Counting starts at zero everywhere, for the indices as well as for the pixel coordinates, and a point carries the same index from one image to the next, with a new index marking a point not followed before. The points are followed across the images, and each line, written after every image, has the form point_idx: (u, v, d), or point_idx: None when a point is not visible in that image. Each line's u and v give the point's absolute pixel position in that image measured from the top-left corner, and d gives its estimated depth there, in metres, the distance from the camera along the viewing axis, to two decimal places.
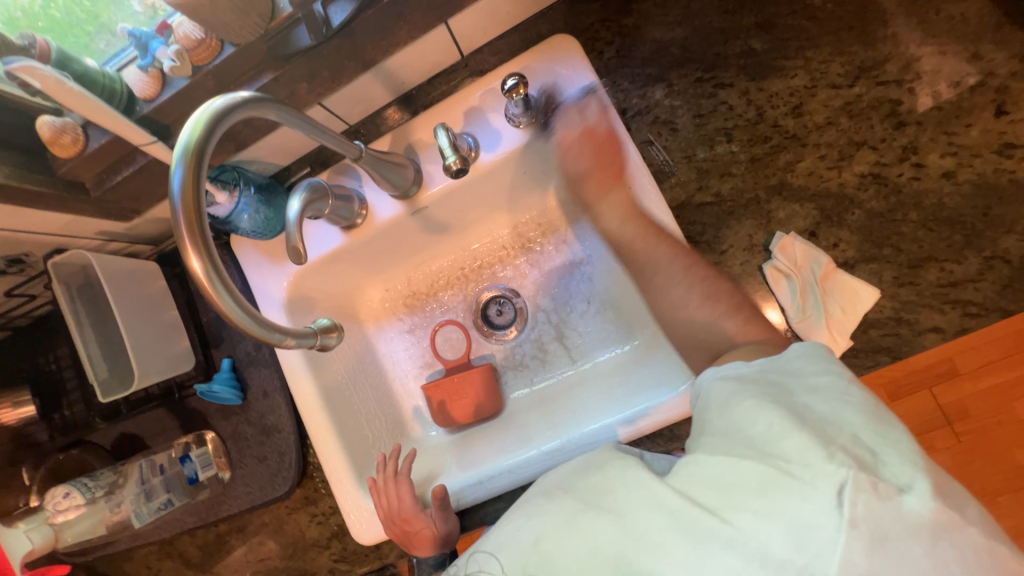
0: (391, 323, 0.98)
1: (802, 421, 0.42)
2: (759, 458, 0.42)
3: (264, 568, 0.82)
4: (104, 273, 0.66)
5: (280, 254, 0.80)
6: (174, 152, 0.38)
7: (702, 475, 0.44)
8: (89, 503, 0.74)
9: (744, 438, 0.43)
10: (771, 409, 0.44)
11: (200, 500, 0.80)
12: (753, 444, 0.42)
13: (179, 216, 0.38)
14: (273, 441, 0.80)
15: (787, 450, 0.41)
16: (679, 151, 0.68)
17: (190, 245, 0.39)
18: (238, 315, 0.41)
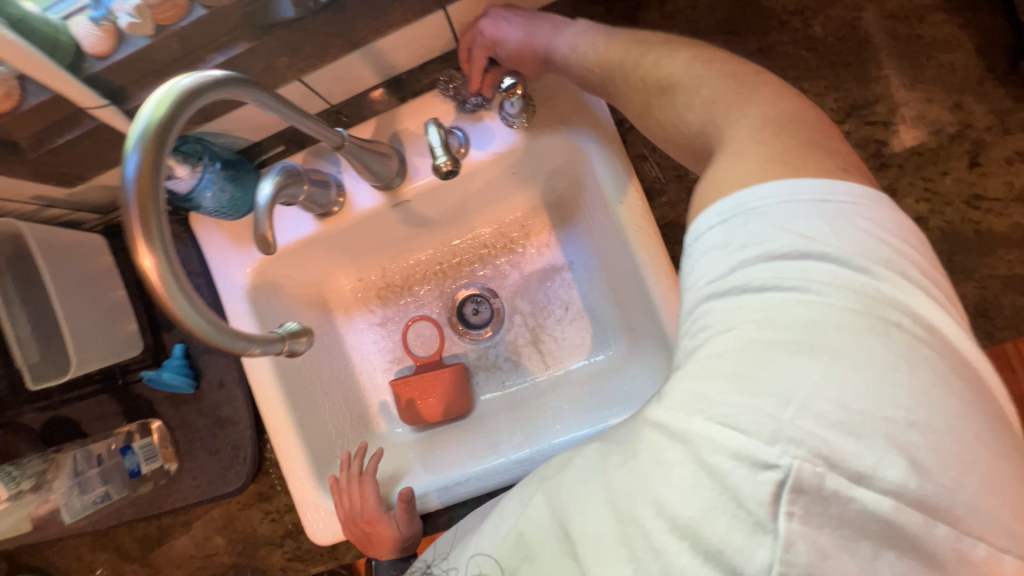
0: (362, 315, 0.95)
1: (782, 369, 0.34)
2: (717, 418, 0.36)
3: (210, 564, 0.78)
4: (36, 244, 0.59)
5: (245, 236, 0.75)
6: (130, 135, 0.34)
7: (659, 444, 0.39)
8: (13, 496, 0.68)
9: (710, 391, 0.37)
10: (752, 346, 0.36)
11: (142, 493, 0.75)
12: (715, 404, 0.36)
13: (132, 207, 0.34)
14: (227, 434, 0.75)
15: (752, 416, 0.35)
16: (672, 169, 0.67)
17: (143, 239, 0.35)
18: (195, 319, 0.37)
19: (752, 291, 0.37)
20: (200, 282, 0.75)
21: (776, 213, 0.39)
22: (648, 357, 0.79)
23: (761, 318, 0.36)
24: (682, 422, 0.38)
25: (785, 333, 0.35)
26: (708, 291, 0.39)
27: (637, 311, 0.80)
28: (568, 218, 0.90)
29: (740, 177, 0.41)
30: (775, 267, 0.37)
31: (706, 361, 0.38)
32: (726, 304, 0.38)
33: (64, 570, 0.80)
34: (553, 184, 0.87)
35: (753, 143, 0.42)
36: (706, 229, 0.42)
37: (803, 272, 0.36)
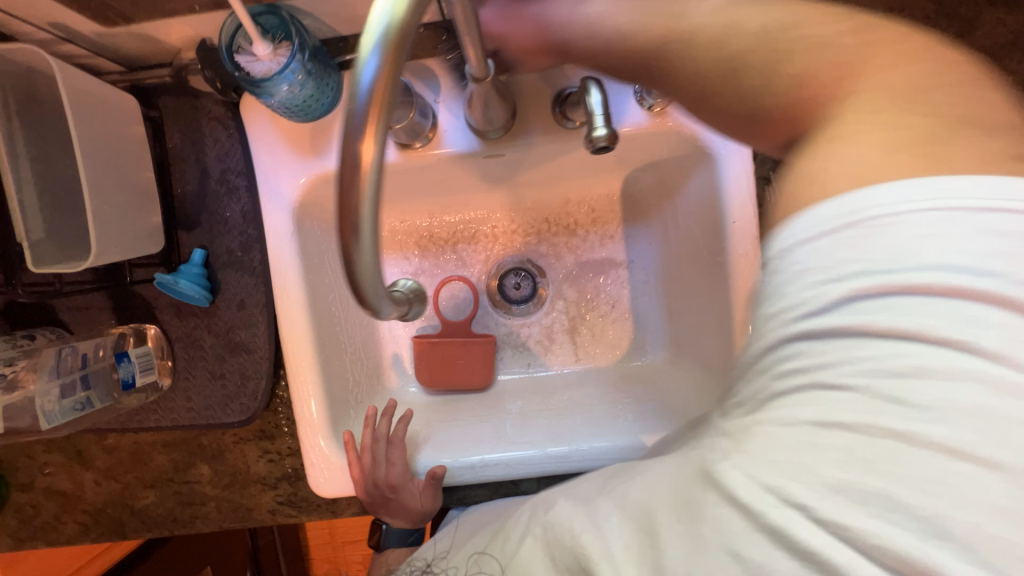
0: (396, 259, 0.87)
1: (878, 450, 0.31)
2: (789, 481, 0.33)
3: (188, 492, 0.71)
4: (65, 88, 0.46)
5: (304, 145, 0.63)
6: (373, 36, 0.29)
7: (722, 509, 0.36)
8: None
9: (791, 459, 0.33)
10: (832, 407, 0.32)
11: (127, 404, 0.67)
12: (785, 465, 0.33)
13: (357, 127, 0.30)
14: (237, 360, 0.67)
15: (831, 480, 0.32)
16: None
17: (359, 171, 0.31)
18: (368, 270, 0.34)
19: (836, 347, 0.32)
20: (238, 184, 0.64)
21: (894, 230, 0.31)
22: (696, 374, 0.77)
23: (851, 375, 0.32)
24: (746, 483, 0.34)
25: (877, 399, 0.31)
26: (792, 330, 0.34)
27: (694, 329, 0.77)
28: (642, 215, 0.84)
29: (843, 174, 0.33)
30: (889, 308, 0.31)
31: (781, 414, 0.34)
32: (814, 353, 0.33)
33: (7, 466, 0.71)
34: (640, 176, 0.81)
35: (883, 125, 0.33)
36: (805, 233, 0.34)
37: (931, 320, 0.30)
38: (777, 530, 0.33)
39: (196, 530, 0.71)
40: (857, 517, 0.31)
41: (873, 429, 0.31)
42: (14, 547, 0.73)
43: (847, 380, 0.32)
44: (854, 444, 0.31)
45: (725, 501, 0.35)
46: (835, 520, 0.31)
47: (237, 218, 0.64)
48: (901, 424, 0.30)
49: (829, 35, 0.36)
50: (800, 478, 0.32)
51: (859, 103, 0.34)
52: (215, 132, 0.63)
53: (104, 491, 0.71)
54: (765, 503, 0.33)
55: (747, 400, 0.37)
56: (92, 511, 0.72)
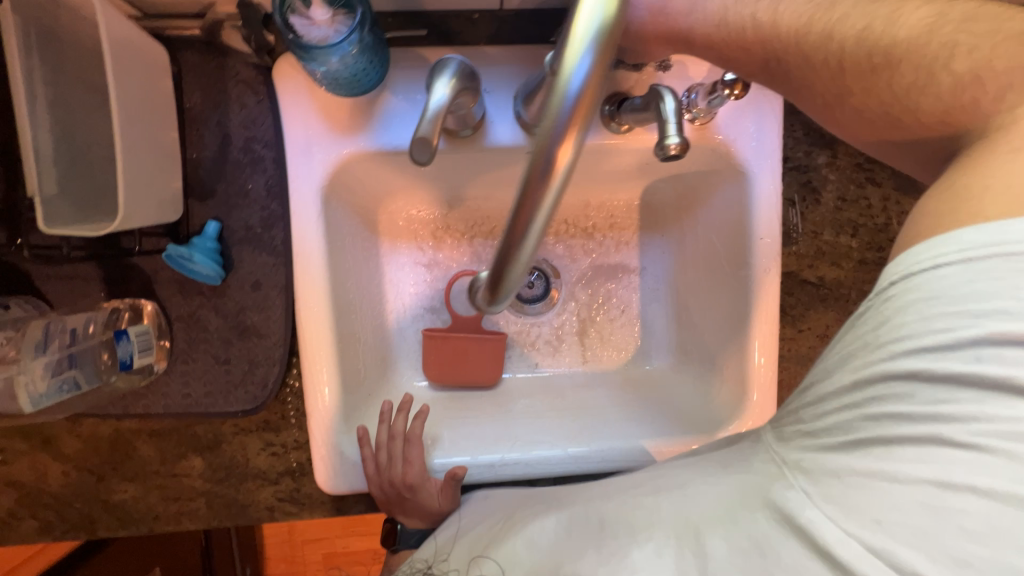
0: (409, 249, 0.83)
1: (986, 510, 0.30)
2: (882, 531, 0.33)
3: (175, 487, 0.65)
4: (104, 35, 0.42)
5: (342, 121, 0.59)
6: (584, 36, 0.28)
7: (810, 552, 0.36)
8: None
9: (888, 504, 0.33)
10: (939, 458, 0.32)
11: (113, 387, 0.60)
12: (888, 518, 0.33)
13: (562, 132, 0.29)
14: (247, 345, 0.62)
15: (930, 532, 0.32)
16: (811, 223, 0.69)
17: (552, 177, 0.30)
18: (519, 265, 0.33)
19: (941, 396, 0.32)
20: (265, 154, 0.59)
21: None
22: (706, 380, 0.79)
23: (957, 427, 0.32)
24: (837, 527, 0.35)
25: (987, 454, 0.31)
26: (888, 370, 0.34)
27: (707, 338, 0.80)
28: (658, 224, 0.86)
29: (964, 216, 0.33)
30: (989, 357, 0.31)
31: (881, 456, 0.34)
32: (913, 397, 0.33)
33: None
34: (660, 187, 0.83)
35: (1019, 168, 0.32)
36: (923, 267, 0.33)
37: None
38: None
39: (181, 529, 0.65)
40: None
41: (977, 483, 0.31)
42: None
43: (958, 434, 0.32)
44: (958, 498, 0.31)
45: (807, 540, 0.36)
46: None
47: (260, 191, 0.59)
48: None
49: (897, 55, 0.37)
50: (891, 529, 0.33)
51: (1001, 137, 0.34)
52: (242, 97, 0.58)
53: (72, 484, 0.64)
54: (843, 542, 0.34)
55: (834, 432, 0.37)
56: (56, 506, 0.64)
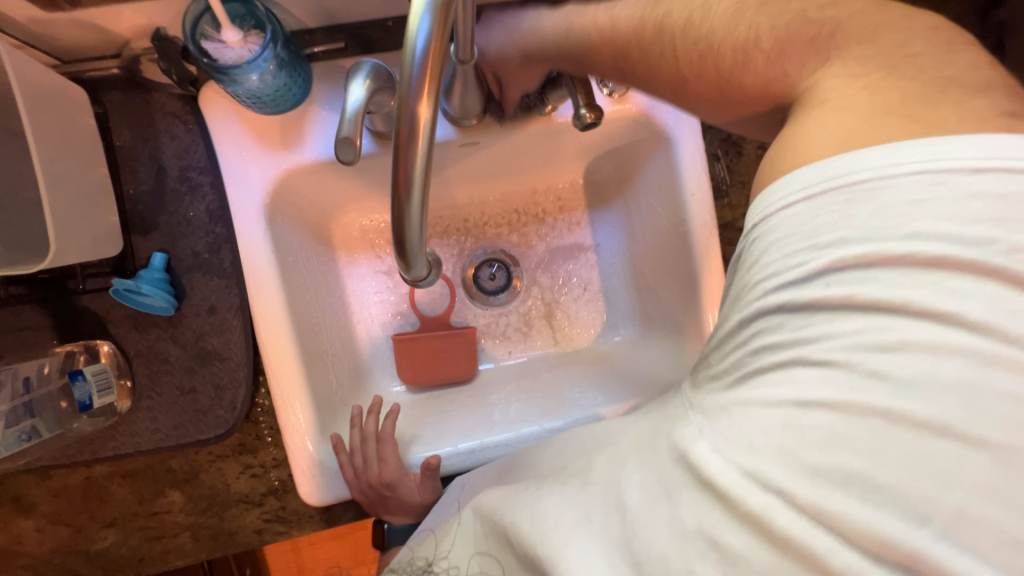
0: (368, 259, 0.85)
1: (856, 423, 0.30)
2: (762, 458, 0.32)
3: (157, 524, 0.64)
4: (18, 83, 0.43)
5: (274, 138, 0.61)
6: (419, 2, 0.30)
7: (700, 492, 0.35)
8: None
9: (771, 433, 0.32)
10: (806, 382, 0.31)
11: (79, 432, 0.59)
12: (763, 443, 0.32)
13: (411, 93, 0.31)
14: (210, 371, 0.62)
15: (811, 456, 0.31)
16: (738, 174, 0.72)
17: (413, 135, 0.32)
18: (412, 227, 0.34)
19: (799, 315, 0.32)
20: (203, 181, 0.61)
21: (873, 200, 0.31)
22: (669, 339, 0.82)
23: (825, 350, 0.31)
24: (720, 462, 0.34)
25: (848, 372, 0.30)
26: (765, 300, 0.33)
27: (664, 301, 0.83)
28: (605, 200, 0.89)
29: (818, 145, 0.33)
30: (841, 278, 0.31)
31: (763, 387, 0.33)
32: (780, 323, 0.33)
33: None
34: (600, 164, 0.86)
35: (858, 102, 0.33)
36: (780, 201, 0.34)
37: (902, 288, 0.29)
38: (752, 514, 0.32)
39: (169, 566, 0.64)
40: (837, 499, 0.30)
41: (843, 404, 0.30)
42: None
43: (829, 355, 0.31)
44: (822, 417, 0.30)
45: (696, 480, 0.35)
46: (813, 504, 0.30)
47: (202, 217, 0.61)
48: (879, 401, 0.29)
49: None
50: (770, 456, 0.32)
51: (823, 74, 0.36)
52: (172, 128, 0.59)
53: (50, 538, 0.62)
54: (730, 476, 0.33)
55: (729, 372, 0.36)
56: (36, 564, 0.62)
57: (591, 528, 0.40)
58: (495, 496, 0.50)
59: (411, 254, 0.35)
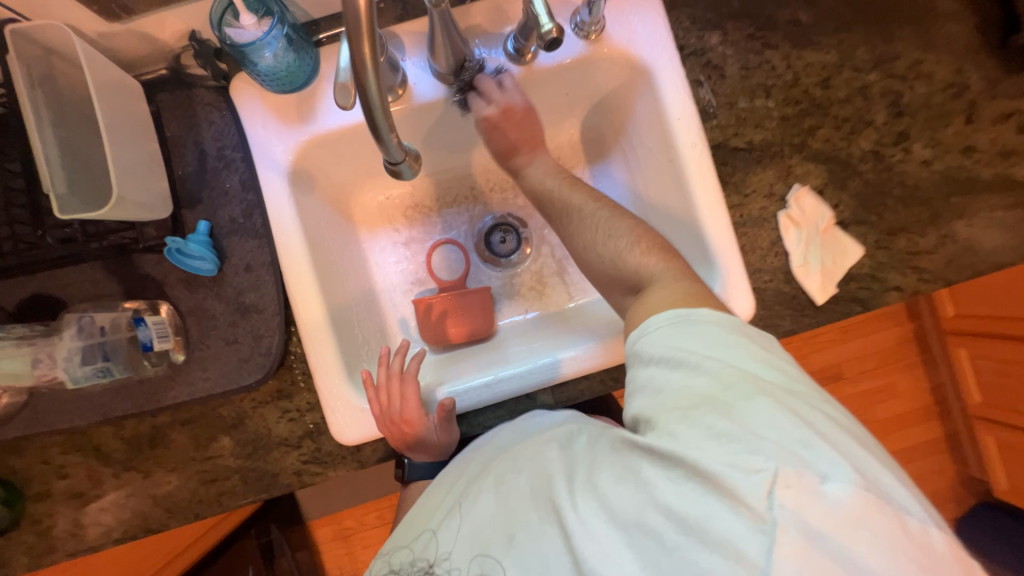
0: (386, 232, 0.92)
1: (735, 414, 0.44)
2: (685, 433, 0.44)
3: (212, 469, 0.71)
4: (88, 62, 0.52)
5: (292, 114, 0.70)
6: None
7: (657, 477, 0.44)
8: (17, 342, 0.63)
9: (681, 422, 0.45)
10: (691, 396, 0.47)
11: (143, 378, 0.68)
12: (676, 429, 0.45)
13: None
14: (249, 322, 0.70)
15: (717, 430, 0.43)
16: (724, 96, 0.73)
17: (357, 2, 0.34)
18: (373, 98, 0.38)
19: (680, 360, 0.50)
20: (235, 157, 0.70)
21: (692, 318, 0.53)
22: None
23: (699, 381, 0.48)
24: (664, 444, 0.44)
25: (715, 390, 0.46)
26: (652, 364, 0.52)
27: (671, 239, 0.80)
28: (604, 154, 0.90)
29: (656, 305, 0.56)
30: (693, 346, 0.50)
31: (668, 410, 0.47)
32: (670, 368, 0.50)
33: (23, 475, 0.70)
34: (594, 120, 0.87)
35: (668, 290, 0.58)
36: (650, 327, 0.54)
37: (721, 345, 0.50)
38: (695, 468, 0.42)
39: (222, 508, 0.71)
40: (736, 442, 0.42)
41: (722, 412, 0.44)
42: (31, 565, 0.70)
43: (692, 380, 0.48)
44: (710, 420, 0.44)
45: (652, 461, 0.45)
46: (719, 445, 0.42)
47: (236, 187, 0.70)
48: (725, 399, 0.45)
49: None
50: (691, 434, 0.44)
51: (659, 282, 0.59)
52: (210, 115, 0.70)
53: (125, 486, 0.71)
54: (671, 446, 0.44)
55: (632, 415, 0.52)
56: (114, 508, 0.71)
57: (594, 528, 0.46)
58: (491, 501, 0.55)
59: (383, 135, 0.40)
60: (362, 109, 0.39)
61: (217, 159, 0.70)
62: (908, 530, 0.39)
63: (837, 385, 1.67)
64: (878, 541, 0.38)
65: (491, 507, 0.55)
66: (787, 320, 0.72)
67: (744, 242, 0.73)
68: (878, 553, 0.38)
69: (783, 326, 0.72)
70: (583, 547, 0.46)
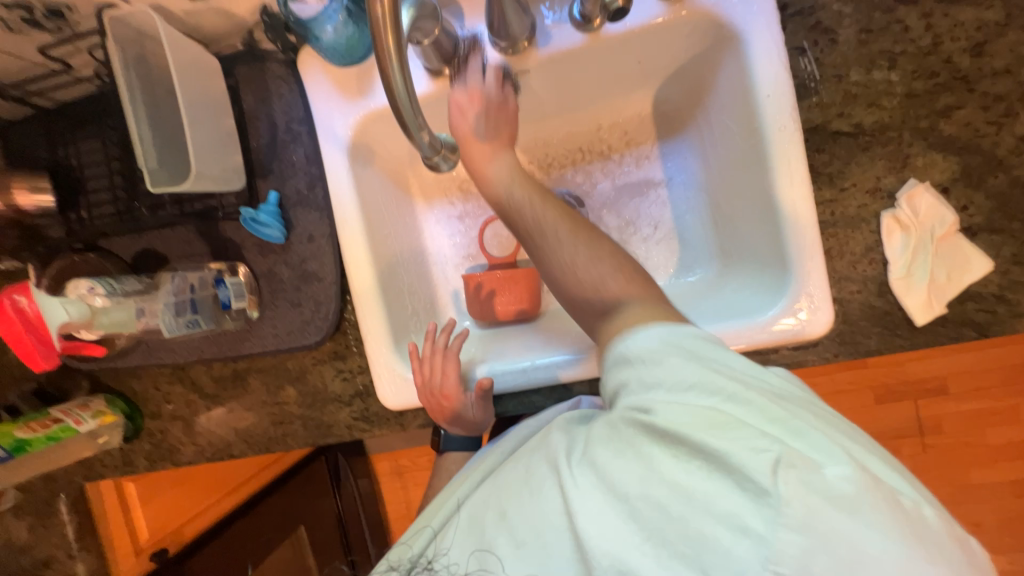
0: (442, 205, 0.90)
1: (731, 407, 0.45)
2: (688, 422, 0.44)
3: (279, 412, 0.80)
4: (170, 44, 0.56)
5: (352, 88, 0.70)
6: None
7: (666, 461, 0.44)
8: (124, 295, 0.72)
9: (682, 413, 0.45)
10: (680, 388, 0.47)
11: (225, 330, 0.77)
12: (677, 418, 0.45)
13: None
14: (311, 289, 0.76)
15: (719, 418, 0.44)
16: (831, 67, 0.61)
17: None
18: (397, 88, 0.37)
19: (661, 360, 0.50)
20: (301, 130, 0.74)
21: (662, 322, 0.53)
22: (752, 274, 0.70)
23: (691, 374, 0.48)
24: (671, 431, 0.45)
25: (704, 385, 0.47)
26: (633, 364, 0.51)
27: (745, 232, 0.72)
28: (678, 129, 0.80)
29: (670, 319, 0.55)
30: (675, 345, 0.50)
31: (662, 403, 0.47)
32: (652, 367, 0.50)
33: (141, 396, 0.85)
34: (669, 91, 0.78)
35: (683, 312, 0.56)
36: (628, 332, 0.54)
37: (703, 346, 0.50)
38: (707, 451, 0.43)
39: (288, 446, 0.81)
40: (738, 429, 0.43)
41: (716, 402, 0.45)
42: (149, 467, 0.87)
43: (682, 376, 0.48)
44: (699, 408, 0.45)
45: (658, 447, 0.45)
46: (724, 433, 0.43)
47: (302, 160, 0.74)
48: (719, 394, 0.46)
49: None
50: (695, 424, 0.44)
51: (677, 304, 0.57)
52: (280, 89, 0.73)
53: (214, 416, 0.83)
54: (676, 432, 0.44)
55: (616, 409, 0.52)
56: (206, 433, 0.84)
57: (602, 509, 0.45)
58: (487, 495, 0.56)
59: (409, 127, 0.40)
60: (385, 93, 0.37)
61: (287, 130, 0.74)
62: (902, 509, 0.41)
63: (939, 402, 1.45)
64: (882, 518, 0.40)
65: (491, 493, 0.56)
66: (872, 339, 0.63)
67: (831, 246, 0.63)
68: (883, 529, 0.39)
69: (866, 345, 0.63)
70: (592, 527, 0.45)
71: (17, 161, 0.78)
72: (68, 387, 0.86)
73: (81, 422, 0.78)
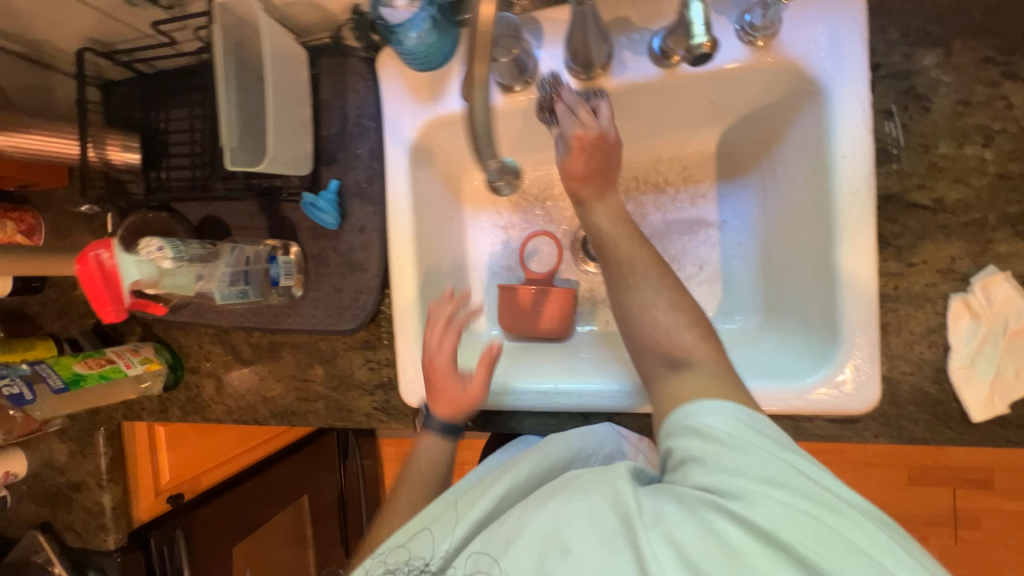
0: (489, 213, 0.91)
1: (830, 518, 0.44)
2: (782, 522, 0.44)
3: (306, 389, 0.84)
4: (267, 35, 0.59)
5: (425, 92, 0.73)
6: None
7: (760, 559, 0.42)
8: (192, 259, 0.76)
9: (773, 511, 0.44)
10: (765, 481, 0.46)
11: (270, 303, 0.81)
12: (768, 513, 0.44)
13: None
14: (354, 277, 0.79)
15: (814, 527, 0.43)
16: (919, 135, 0.58)
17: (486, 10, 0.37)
18: (479, 111, 0.41)
19: (748, 448, 0.48)
20: (370, 126, 0.77)
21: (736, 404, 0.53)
22: (795, 334, 0.68)
23: (777, 471, 0.47)
24: (763, 528, 0.44)
25: (798, 487, 0.46)
26: (709, 442, 0.50)
27: (795, 290, 0.69)
28: (739, 172, 0.78)
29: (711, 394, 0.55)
30: (755, 431, 0.50)
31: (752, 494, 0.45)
32: (743, 452, 0.48)
33: (184, 350, 0.91)
34: (737, 134, 0.76)
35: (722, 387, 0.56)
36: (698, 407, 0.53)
37: (790, 443, 0.50)
38: (801, 557, 0.42)
39: (308, 423, 0.84)
40: (836, 543, 0.43)
41: (812, 509, 0.44)
42: (181, 418, 0.92)
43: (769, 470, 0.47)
44: (795, 509, 0.44)
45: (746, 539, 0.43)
46: (821, 545, 0.42)
47: (366, 154, 0.77)
48: (812, 500, 0.45)
49: None
50: (789, 525, 0.43)
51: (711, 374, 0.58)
52: (356, 84, 0.76)
53: (245, 381, 0.88)
54: (767, 531, 0.43)
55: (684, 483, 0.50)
56: (236, 395, 0.88)
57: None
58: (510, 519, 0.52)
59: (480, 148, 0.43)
60: (466, 113, 0.41)
61: (356, 124, 0.77)
62: None
63: (982, 494, 1.35)
64: None
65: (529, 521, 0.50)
66: (919, 426, 0.59)
67: (888, 322, 0.59)
68: None
69: (911, 431, 0.59)
70: None
71: (110, 116, 0.86)
72: (123, 330, 0.93)
73: (131, 366, 0.84)
